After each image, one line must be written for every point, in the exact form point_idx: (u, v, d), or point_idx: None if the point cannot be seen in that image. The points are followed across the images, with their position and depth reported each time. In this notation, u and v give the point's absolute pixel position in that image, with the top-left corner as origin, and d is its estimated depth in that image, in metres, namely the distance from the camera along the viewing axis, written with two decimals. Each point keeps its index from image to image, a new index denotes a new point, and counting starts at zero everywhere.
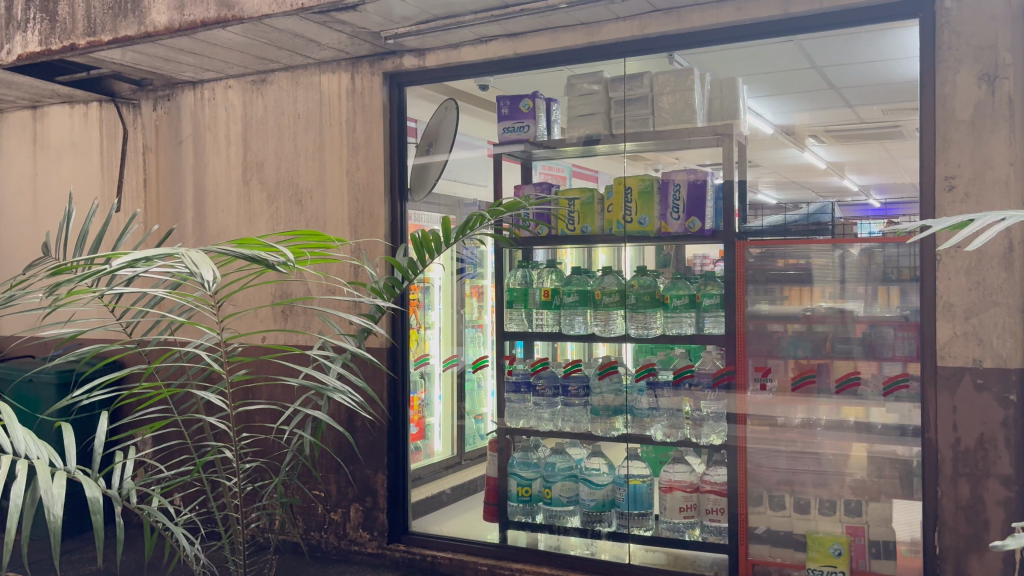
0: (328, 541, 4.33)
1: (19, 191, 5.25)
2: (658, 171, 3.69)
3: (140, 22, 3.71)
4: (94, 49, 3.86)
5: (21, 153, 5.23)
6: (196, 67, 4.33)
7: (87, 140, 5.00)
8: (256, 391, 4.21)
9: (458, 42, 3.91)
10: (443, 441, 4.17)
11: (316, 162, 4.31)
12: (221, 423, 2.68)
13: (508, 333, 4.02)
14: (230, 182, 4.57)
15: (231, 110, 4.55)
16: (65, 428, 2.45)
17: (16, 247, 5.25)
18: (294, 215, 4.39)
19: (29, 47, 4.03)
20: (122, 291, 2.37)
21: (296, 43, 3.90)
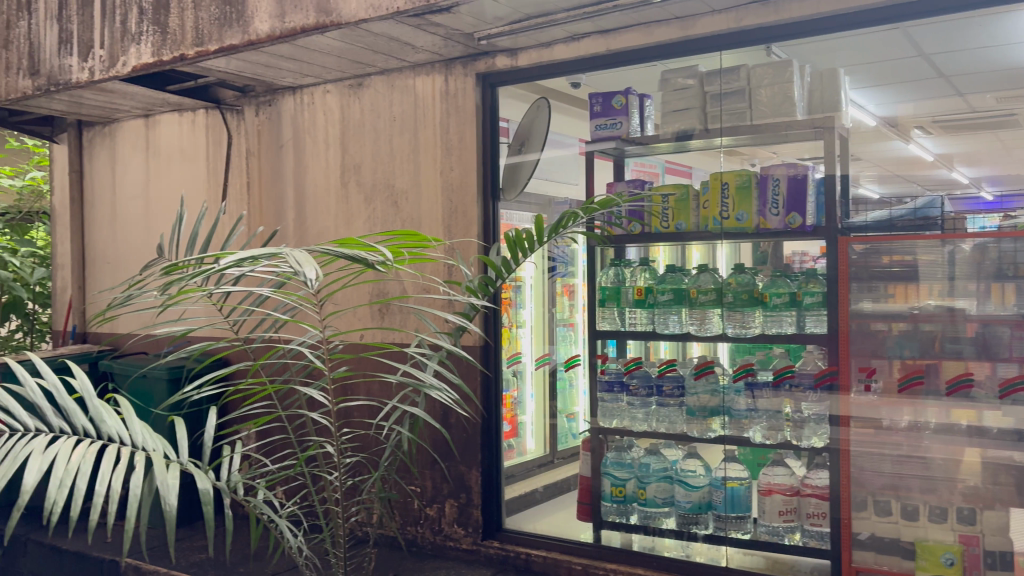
0: (424, 536, 4.39)
1: (134, 195, 5.52)
2: (756, 166, 3.61)
3: (244, 31, 3.84)
4: (202, 59, 4.02)
5: (134, 159, 5.49)
6: (296, 73, 4.46)
7: (195, 146, 5.22)
8: (354, 388, 4.32)
9: (550, 40, 3.89)
10: (536, 439, 4.20)
11: (411, 163, 4.38)
12: (324, 419, 2.81)
13: (600, 332, 4.01)
14: (328, 184, 4.69)
15: (329, 115, 4.66)
16: (179, 422, 2.59)
17: (132, 249, 5.53)
18: (391, 216, 4.47)
19: (142, 58, 4.22)
20: (229, 290, 2.46)
21: (391, 46, 3.97)
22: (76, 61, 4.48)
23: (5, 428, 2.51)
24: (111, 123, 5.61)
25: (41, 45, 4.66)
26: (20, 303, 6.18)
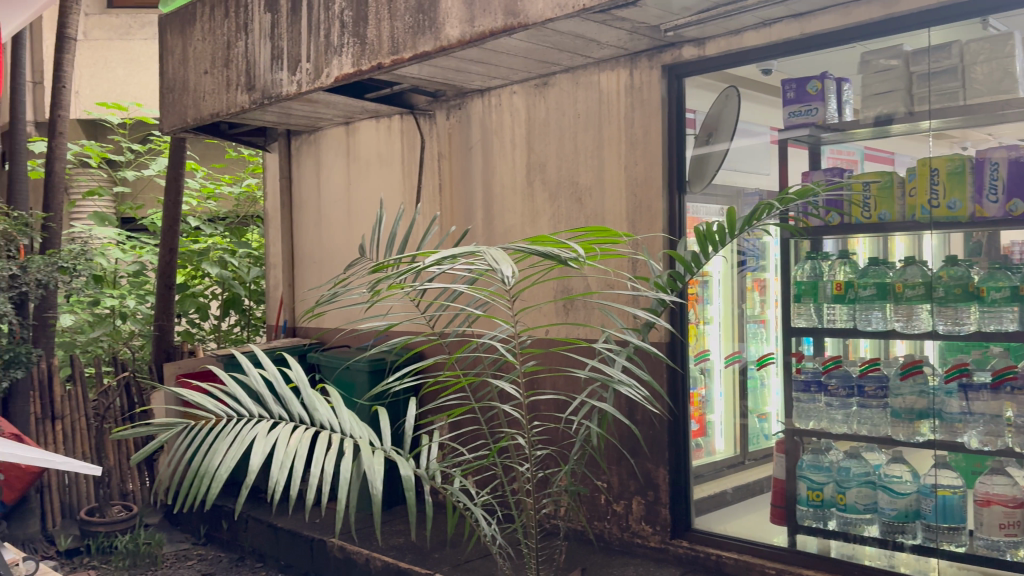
0: (611, 531, 4.40)
1: (336, 199, 5.89)
2: (968, 149, 3.32)
3: (436, 38, 4.00)
4: (398, 66, 4.22)
5: (336, 165, 5.86)
6: (485, 75, 4.59)
7: (390, 150, 5.49)
8: (541, 381, 4.40)
9: (740, 27, 3.76)
10: (725, 440, 4.09)
11: (595, 160, 4.39)
12: (515, 411, 2.89)
13: (794, 330, 3.83)
14: (515, 184, 4.79)
15: (516, 114, 4.76)
16: (382, 411, 2.74)
17: (335, 249, 5.91)
18: (575, 213, 4.50)
19: (343, 69, 4.49)
20: (429, 287, 2.58)
21: (577, 44, 3.99)
22: (286, 75, 4.84)
23: (232, 413, 2.75)
24: (315, 132, 6.02)
25: (255, 62, 5.05)
26: (239, 300, 6.77)
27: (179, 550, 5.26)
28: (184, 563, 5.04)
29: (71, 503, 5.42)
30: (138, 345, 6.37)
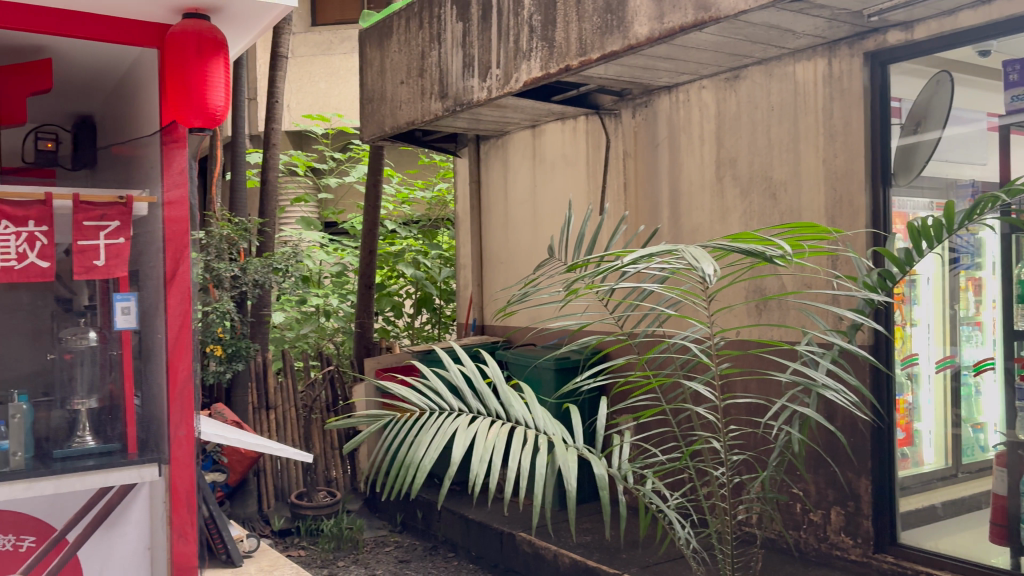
0: (807, 541, 4.22)
1: (523, 200, 6.00)
2: None
3: (625, 36, 3.98)
4: (586, 67, 4.24)
5: (523, 167, 5.97)
6: (672, 72, 4.53)
7: (576, 151, 5.54)
8: (733, 384, 4.33)
9: (954, 7, 3.48)
10: (935, 451, 3.80)
11: (791, 153, 4.22)
12: (710, 413, 2.81)
13: (1017, 332, 3.51)
14: (704, 181, 4.69)
15: (705, 110, 4.66)
16: (574, 409, 2.73)
17: (522, 249, 6.01)
18: (769, 209, 4.34)
19: (532, 73, 4.57)
20: (625, 286, 2.56)
21: (771, 35, 3.86)
22: (477, 81, 4.99)
23: (435, 408, 2.87)
24: (503, 136, 6.17)
25: (448, 70, 5.24)
26: (431, 300, 7.05)
27: (378, 535, 5.57)
28: (383, 548, 5.33)
29: (284, 486, 5.88)
30: (340, 341, 6.81)
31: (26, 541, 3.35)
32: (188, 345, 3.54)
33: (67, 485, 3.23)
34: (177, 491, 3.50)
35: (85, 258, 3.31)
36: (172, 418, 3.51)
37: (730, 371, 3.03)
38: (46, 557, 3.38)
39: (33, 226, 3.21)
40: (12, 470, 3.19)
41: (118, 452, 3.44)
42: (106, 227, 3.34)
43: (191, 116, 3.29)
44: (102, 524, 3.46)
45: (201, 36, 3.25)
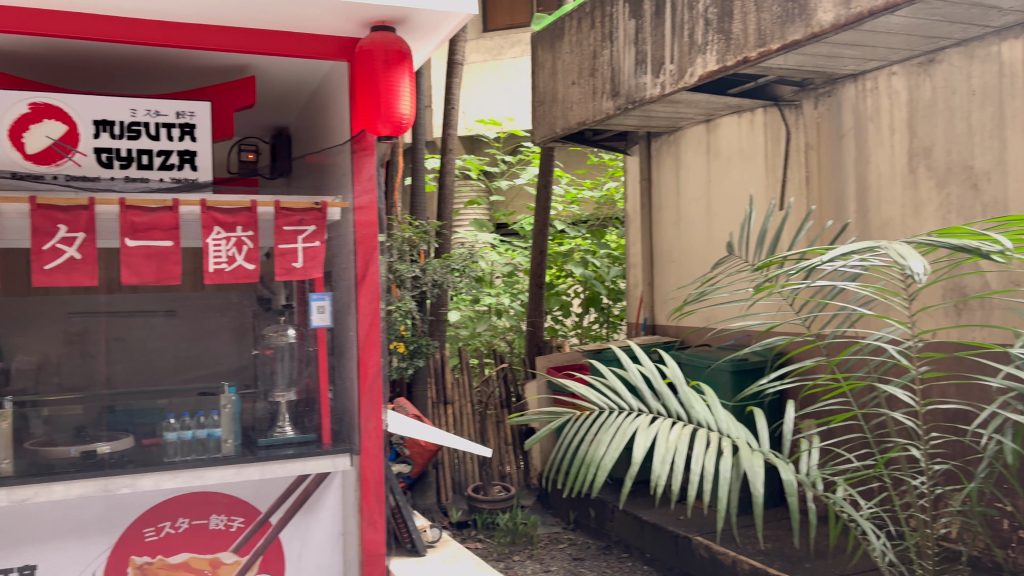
0: (1016, 561, 3.89)
1: (697, 197, 5.88)
2: None
3: (807, 24, 3.80)
4: (765, 59, 4.10)
5: (697, 162, 5.85)
6: (858, 58, 4.30)
7: (754, 145, 5.36)
8: (933, 390, 4.08)
9: None
10: None
11: (995, 139, 3.89)
12: (908, 420, 2.63)
13: None
14: (895, 172, 4.43)
15: (895, 97, 4.39)
16: (759, 412, 2.64)
17: (695, 247, 5.89)
18: (970, 200, 4.03)
19: (708, 67, 4.47)
20: (820, 285, 2.45)
21: (972, 13, 3.58)
22: (650, 78, 4.95)
23: (615, 407, 2.87)
24: (676, 132, 6.07)
25: (620, 68, 5.21)
26: (599, 299, 7.04)
27: (551, 532, 5.64)
28: (556, 545, 5.38)
29: (461, 479, 6.07)
30: (513, 340, 6.95)
31: (236, 521, 3.60)
32: (377, 342, 3.72)
33: (270, 471, 3.54)
34: (368, 481, 3.70)
35: (285, 260, 3.57)
36: (362, 411, 3.70)
37: (932, 374, 2.78)
38: (252, 538, 3.62)
39: (240, 231, 3.48)
40: (224, 456, 3.51)
41: (314, 442, 3.70)
42: (304, 231, 3.60)
43: (379, 124, 3.46)
44: (301, 507, 3.70)
45: (387, 48, 3.41)
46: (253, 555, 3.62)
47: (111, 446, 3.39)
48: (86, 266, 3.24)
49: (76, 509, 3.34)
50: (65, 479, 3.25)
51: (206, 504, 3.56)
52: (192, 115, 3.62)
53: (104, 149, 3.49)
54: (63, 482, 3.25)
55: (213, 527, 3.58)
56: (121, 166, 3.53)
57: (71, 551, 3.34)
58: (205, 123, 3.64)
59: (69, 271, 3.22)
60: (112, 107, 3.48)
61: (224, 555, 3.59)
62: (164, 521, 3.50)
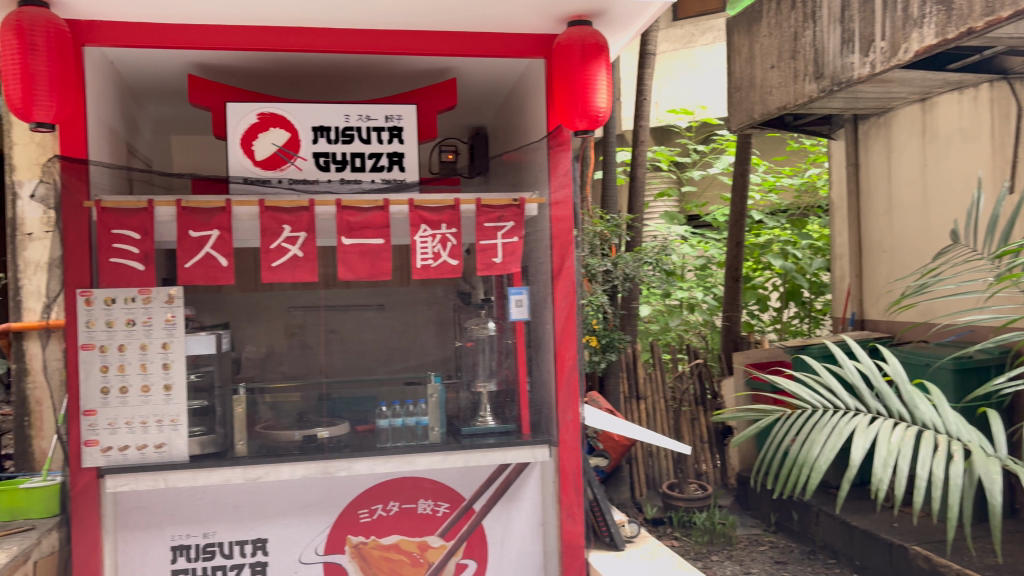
0: None
1: (911, 182, 5.47)
2: None
3: None
4: (993, 28, 3.72)
5: (912, 145, 5.44)
6: None
7: (978, 123, 4.90)
8: None
9: None
10: None
11: None
12: None
13: None
14: None
15: None
16: (995, 414, 2.40)
17: (910, 237, 5.49)
18: None
19: (926, 41, 4.13)
20: None
21: None
22: (858, 57, 4.64)
23: (830, 406, 2.73)
24: (887, 113, 5.68)
25: (824, 49, 4.95)
26: (800, 293, 6.73)
27: (751, 534, 5.47)
28: (757, 547, 5.22)
29: (656, 476, 5.98)
30: (707, 335, 6.78)
31: (442, 507, 3.75)
32: (574, 333, 3.74)
33: (474, 459, 3.63)
34: (565, 472, 3.75)
35: (486, 255, 3.65)
36: (560, 403, 3.74)
37: None
38: (458, 523, 3.75)
39: (445, 229, 3.61)
40: (430, 443, 3.66)
41: (515, 432, 3.75)
42: (503, 227, 3.67)
43: (575, 118, 3.48)
44: (503, 495, 3.80)
45: (584, 42, 3.41)
46: (458, 540, 3.75)
47: (330, 432, 3.64)
48: (308, 264, 3.48)
49: (299, 489, 3.61)
50: (291, 461, 3.48)
51: (415, 490, 3.73)
52: (400, 119, 3.80)
53: (322, 153, 3.73)
54: (289, 463, 3.48)
55: (421, 512, 3.74)
56: (337, 169, 3.76)
57: (296, 527, 3.61)
58: (412, 126, 3.81)
59: (292, 268, 3.46)
60: (328, 114, 3.72)
61: (432, 539, 3.74)
62: (377, 504, 3.70)
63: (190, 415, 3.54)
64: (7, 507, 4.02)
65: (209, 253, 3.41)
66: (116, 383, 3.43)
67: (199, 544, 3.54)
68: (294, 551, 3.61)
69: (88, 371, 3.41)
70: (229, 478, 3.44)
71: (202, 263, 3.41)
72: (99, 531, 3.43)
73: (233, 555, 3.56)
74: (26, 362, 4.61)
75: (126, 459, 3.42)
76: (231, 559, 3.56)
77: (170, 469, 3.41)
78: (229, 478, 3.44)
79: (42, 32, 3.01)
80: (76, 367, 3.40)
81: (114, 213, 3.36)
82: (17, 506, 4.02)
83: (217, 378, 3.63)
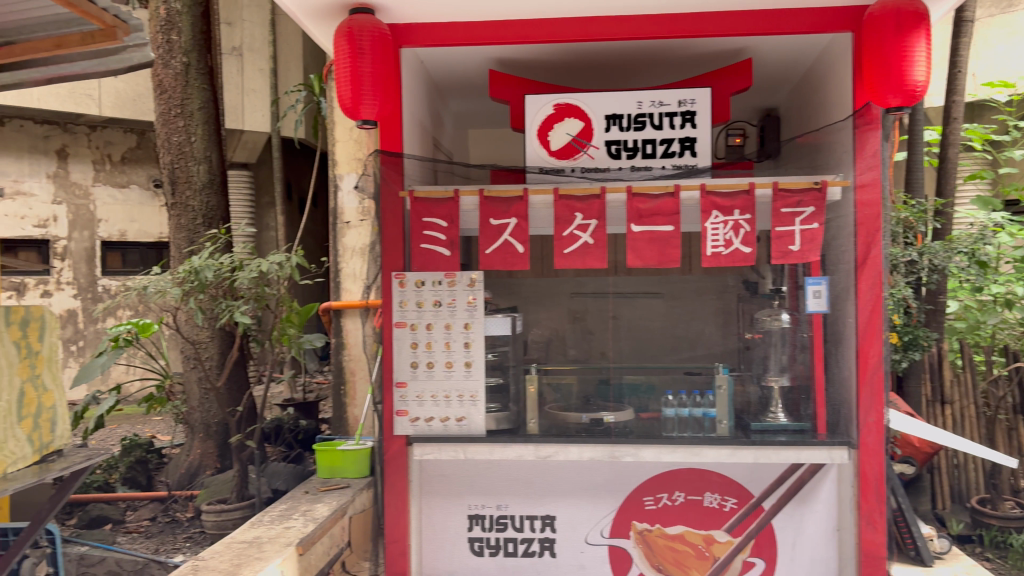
0: None
1: None
2: None
3: None
4: None
5: None
6: None
7: None
8: None
9: None
10: None
11: None
12: None
13: None
14: None
15: None
16: None
17: None
18: None
19: None
20: None
21: None
22: None
23: None
24: None
25: None
26: None
27: None
28: None
29: (961, 489, 5.37)
30: None
31: (729, 502, 3.65)
32: (879, 329, 3.45)
33: (766, 456, 3.47)
34: (867, 477, 3.49)
35: (782, 243, 3.49)
36: (861, 404, 3.48)
37: None
38: (745, 520, 3.64)
39: (738, 215, 3.49)
40: (718, 436, 3.57)
41: (810, 431, 3.58)
42: (802, 212, 3.48)
43: (889, 94, 3.21)
44: (795, 496, 3.62)
45: (900, 11, 3.12)
46: (746, 537, 3.64)
47: (616, 416, 3.68)
48: (599, 250, 3.52)
49: (588, 471, 3.70)
50: (579, 442, 3.58)
51: (701, 481, 3.67)
52: (693, 103, 3.73)
53: (614, 141, 3.77)
54: (578, 445, 3.58)
55: (708, 505, 3.67)
56: (629, 156, 3.78)
57: (583, 508, 3.70)
58: (706, 110, 3.72)
59: (583, 255, 3.52)
60: (622, 102, 3.74)
61: (718, 533, 3.66)
62: (663, 492, 3.69)
63: (488, 392, 3.75)
64: (328, 466, 4.52)
65: (507, 240, 3.57)
66: (424, 358, 3.71)
67: (493, 515, 3.74)
68: (582, 531, 3.71)
69: (400, 347, 3.71)
70: (522, 454, 3.60)
71: (501, 249, 3.58)
72: (407, 495, 3.75)
73: (524, 529, 3.73)
74: (345, 336, 5.17)
75: (432, 429, 3.69)
76: (521, 533, 3.73)
77: (469, 442, 3.63)
78: (521, 454, 3.61)
79: (369, 36, 3.29)
80: (391, 343, 3.72)
81: (426, 202, 3.63)
82: (337, 466, 4.52)
83: (511, 358, 3.81)
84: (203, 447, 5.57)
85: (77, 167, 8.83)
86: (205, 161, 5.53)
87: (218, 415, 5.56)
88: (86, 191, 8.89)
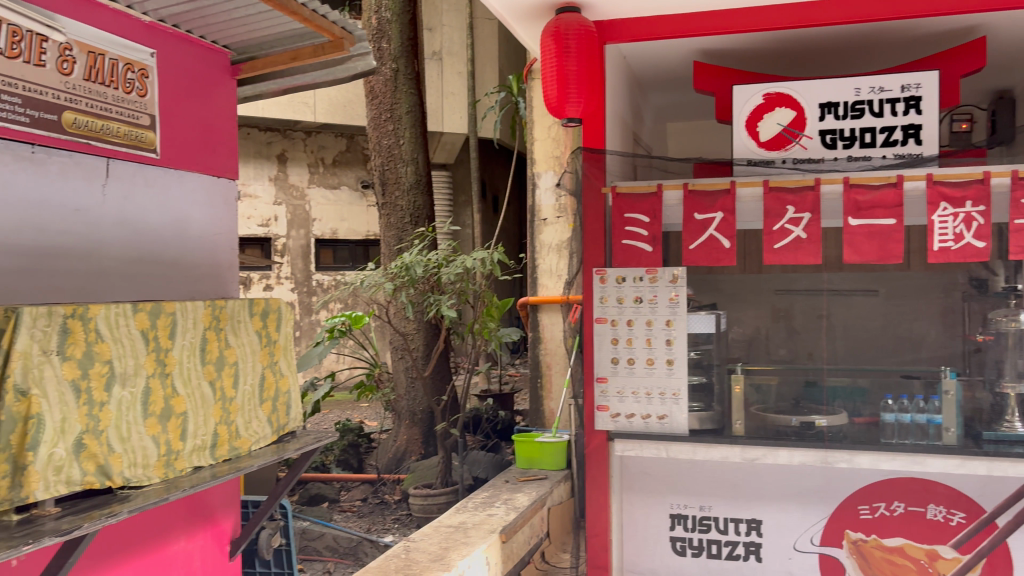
0: None
1: None
2: None
3: None
4: None
5: None
6: None
7: None
8: None
9: None
10: None
11: None
12: None
13: None
14: None
15: None
16: None
17: None
18: None
19: None
20: None
21: None
22: None
23: None
24: None
25: None
26: None
27: None
28: None
29: None
30: None
31: (956, 516, 3.39)
32: None
33: (1001, 469, 3.17)
34: None
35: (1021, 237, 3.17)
36: None
37: None
38: (976, 536, 3.35)
39: (970, 206, 3.21)
40: (943, 445, 3.28)
41: None
42: None
43: None
44: None
45: None
46: (977, 555, 3.35)
47: (829, 420, 3.49)
48: (811, 245, 3.35)
49: (797, 476, 3.55)
50: (789, 445, 3.43)
51: (925, 493, 3.43)
52: (918, 88, 3.48)
53: (829, 130, 3.58)
54: (788, 448, 3.43)
55: (932, 518, 3.42)
56: (844, 146, 3.58)
57: (792, 513, 3.56)
58: (932, 94, 3.46)
59: (795, 250, 3.37)
60: (838, 89, 3.55)
61: (944, 548, 3.41)
62: (880, 501, 3.48)
63: (690, 390, 3.71)
64: (527, 457, 4.62)
65: (712, 235, 3.49)
66: (625, 355, 3.70)
67: (696, 515, 3.68)
68: (790, 537, 3.57)
69: (601, 342, 3.75)
70: (727, 455, 3.51)
71: (706, 245, 3.50)
72: (608, 490, 3.80)
73: (728, 532, 3.64)
74: (540, 331, 5.29)
75: (633, 426, 3.69)
76: (726, 535, 3.65)
77: (672, 441, 3.59)
78: (726, 455, 3.52)
79: (575, 34, 3.33)
80: (591, 340, 3.78)
81: (628, 198, 3.64)
82: (535, 458, 4.61)
83: (715, 357, 3.77)
84: (408, 433, 5.81)
85: (295, 170, 9.55)
86: (412, 163, 5.79)
87: (424, 403, 5.78)
88: (303, 192, 9.58)
